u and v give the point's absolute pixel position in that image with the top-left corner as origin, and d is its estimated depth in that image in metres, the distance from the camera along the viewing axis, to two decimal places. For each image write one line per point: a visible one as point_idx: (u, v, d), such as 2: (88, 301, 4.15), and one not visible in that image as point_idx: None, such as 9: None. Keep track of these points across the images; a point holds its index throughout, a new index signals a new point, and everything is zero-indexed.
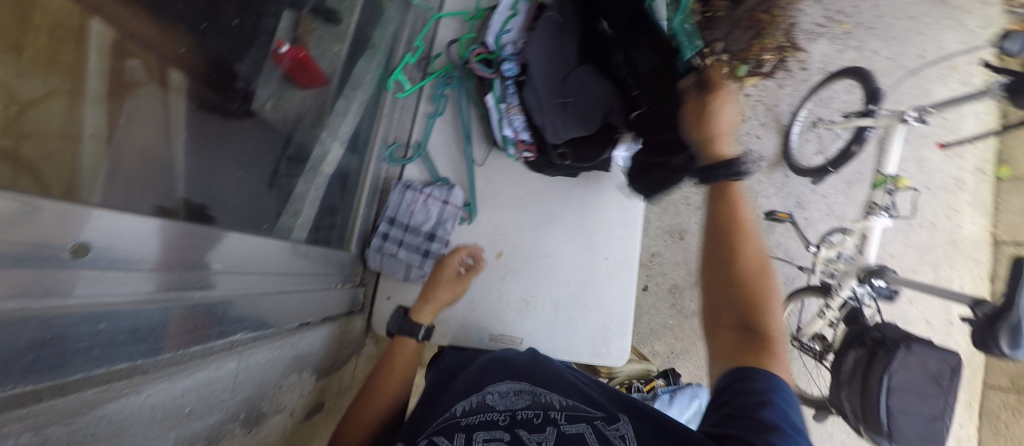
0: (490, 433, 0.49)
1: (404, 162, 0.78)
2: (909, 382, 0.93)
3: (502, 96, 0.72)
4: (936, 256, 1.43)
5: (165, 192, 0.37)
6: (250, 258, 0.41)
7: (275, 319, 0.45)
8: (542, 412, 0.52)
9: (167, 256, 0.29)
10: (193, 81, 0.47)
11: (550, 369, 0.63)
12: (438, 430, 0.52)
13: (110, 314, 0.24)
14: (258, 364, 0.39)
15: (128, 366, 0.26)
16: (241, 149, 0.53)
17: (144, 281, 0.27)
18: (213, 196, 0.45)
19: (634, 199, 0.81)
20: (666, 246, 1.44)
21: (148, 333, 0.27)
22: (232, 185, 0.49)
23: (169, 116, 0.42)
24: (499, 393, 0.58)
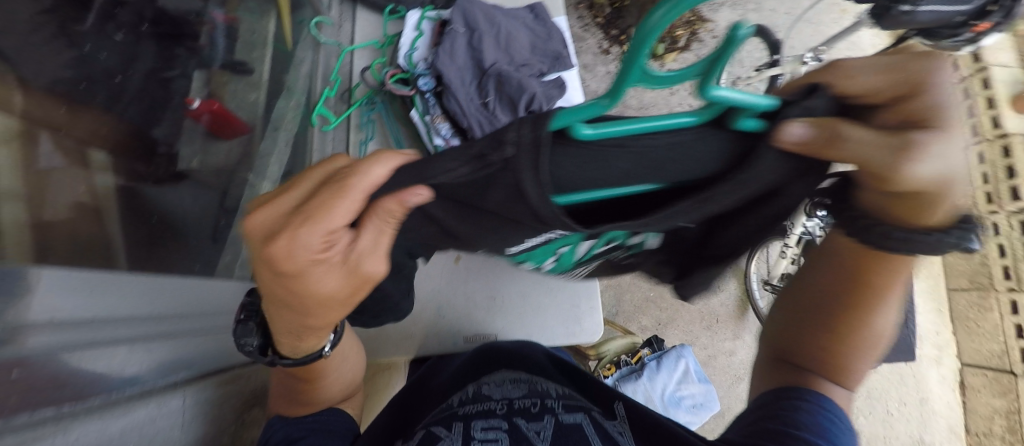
0: (489, 421, 0.48)
1: None
2: None
3: (426, 110, 0.75)
4: None
5: (102, 261, 0.38)
6: (193, 304, 0.42)
7: (222, 359, 0.46)
8: (540, 401, 0.53)
9: (89, 304, 0.30)
10: (117, 159, 0.46)
11: (533, 359, 0.65)
12: (433, 419, 0.51)
13: (29, 361, 0.25)
14: (206, 401, 0.40)
15: (56, 412, 0.26)
16: (175, 207, 0.54)
17: (68, 328, 0.28)
18: (151, 250, 0.47)
19: None
20: None
21: (74, 379, 0.28)
22: (164, 235, 0.50)
23: (94, 193, 0.42)
24: (494, 382, 0.58)
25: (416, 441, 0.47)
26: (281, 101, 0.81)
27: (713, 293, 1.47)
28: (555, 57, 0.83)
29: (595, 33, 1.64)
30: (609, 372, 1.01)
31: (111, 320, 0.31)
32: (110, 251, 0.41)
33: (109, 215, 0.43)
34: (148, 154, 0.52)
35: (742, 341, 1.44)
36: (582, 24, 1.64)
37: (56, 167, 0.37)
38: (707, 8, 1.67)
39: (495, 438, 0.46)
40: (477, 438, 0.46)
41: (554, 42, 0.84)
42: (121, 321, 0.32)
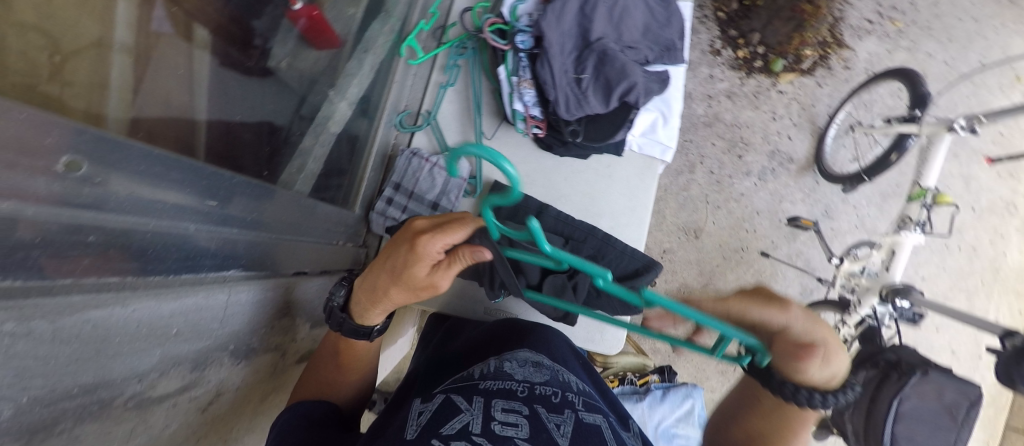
0: (509, 404, 0.48)
1: (413, 130, 0.77)
2: (921, 409, 0.88)
3: (515, 70, 0.70)
4: (972, 283, 1.33)
5: (187, 143, 0.38)
6: (257, 203, 0.43)
7: (273, 264, 0.47)
8: (561, 393, 0.52)
9: (157, 189, 0.30)
10: (215, 37, 0.47)
11: (557, 346, 0.64)
12: (455, 387, 0.52)
13: (98, 227, 0.26)
14: (249, 302, 0.41)
15: (118, 281, 0.28)
16: (257, 102, 0.54)
17: (135, 207, 0.28)
18: (232, 138, 0.47)
19: (646, 185, 0.80)
20: (678, 243, 1.41)
21: (137, 253, 0.29)
22: (246, 132, 0.51)
23: (193, 71, 0.43)
24: (517, 360, 0.57)
25: (435, 405, 0.48)
26: (376, 25, 0.75)
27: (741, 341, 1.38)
28: (666, 48, 0.75)
29: (711, 29, 1.47)
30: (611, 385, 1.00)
31: (178, 205, 0.32)
32: (195, 126, 0.41)
33: (200, 91, 0.43)
34: (241, 43, 0.52)
35: None
36: (700, 15, 1.47)
37: (162, 35, 0.39)
38: (851, 33, 1.44)
39: (515, 422, 0.45)
40: (498, 419, 0.45)
41: (671, 30, 0.75)
42: (188, 209, 0.33)
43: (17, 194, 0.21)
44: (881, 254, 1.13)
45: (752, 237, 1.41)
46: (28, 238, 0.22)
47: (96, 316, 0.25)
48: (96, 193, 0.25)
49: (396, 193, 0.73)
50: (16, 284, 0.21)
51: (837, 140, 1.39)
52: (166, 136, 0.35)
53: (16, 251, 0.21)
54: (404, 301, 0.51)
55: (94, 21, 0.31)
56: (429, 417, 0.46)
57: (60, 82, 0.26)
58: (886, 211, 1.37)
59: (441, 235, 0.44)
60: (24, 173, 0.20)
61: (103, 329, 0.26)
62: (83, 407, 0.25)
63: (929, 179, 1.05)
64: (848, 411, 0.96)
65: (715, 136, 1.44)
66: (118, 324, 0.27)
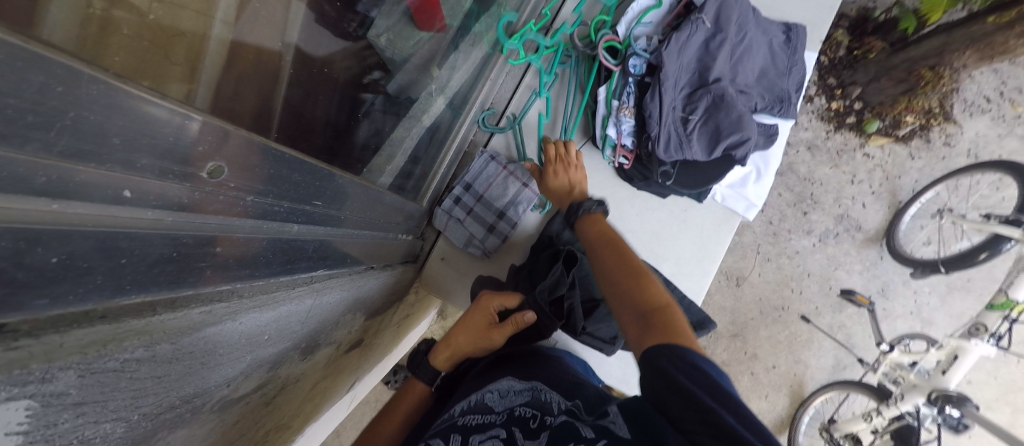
0: (486, 434, 0.43)
1: (494, 130, 0.74)
2: None
3: (619, 93, 0.65)
4: (1022, 401, 1.24)
5: (269, 94, 0.37)
6: (348, 201, 0.40)
7: (351, 259, 0.45)
8: (540, 415, 0.44)
9: (275, 191, 0.28)
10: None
11: (551, 368, 0.57)
12: (439, 429, 0.48)
13: (224, 236, 0.24)
14: (328, 303, 0.40)
15: (229, 288, 0.26)
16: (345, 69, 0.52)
17: (257, 212, 0.26)
18: (310, 106, 0.44)
19: (722, 237, 0.74)
20: (717, 287, 1.36)
21: (251, 261, 0.27)
22: (331, 104, 0.49)
23: (288, 18, 0.43)
24: (500, 390, 0.52)
25: None
26: (486, 16, 0.71)
27: (757, 400, 1.34)
28: (778, 99, 0.69)
29: (809, 73, 1.36)
30: None
31: (290, 206, 0.30)
32: (280, 76, 0.40)
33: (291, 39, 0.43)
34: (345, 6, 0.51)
35: None
36: None
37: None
38: (962, 108, 1.31)
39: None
40: None
41: (789, 81, 0.68)
42: (296, 210, 0.31)
43: (150, 203, 0.19)
44: (939, 355, 1.04)
45: (795, 298, 1.34)
46: (167, 252, 0.20)
47: (211, 332, 0.23)
48: (228, 202, 0.24)
49: (465, 194, 0.71)
50: (144, 301, 0.20)
51: (916, 219, 1.29)
52: (254, 85, 0.34)
53: (152, 266, 0.20)
54: (469, 347, 0.64)
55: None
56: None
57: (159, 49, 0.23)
58: (950, 307, 1.28)
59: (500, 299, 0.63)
60: (161, 177, 0.19)
61: (213, 343, 0.24)
62: (178, 416, 0.24)
63: (1018, 291, 0.97)
64: None
65: (784, 186, 1.35)
66: (226, 337, 0.25)
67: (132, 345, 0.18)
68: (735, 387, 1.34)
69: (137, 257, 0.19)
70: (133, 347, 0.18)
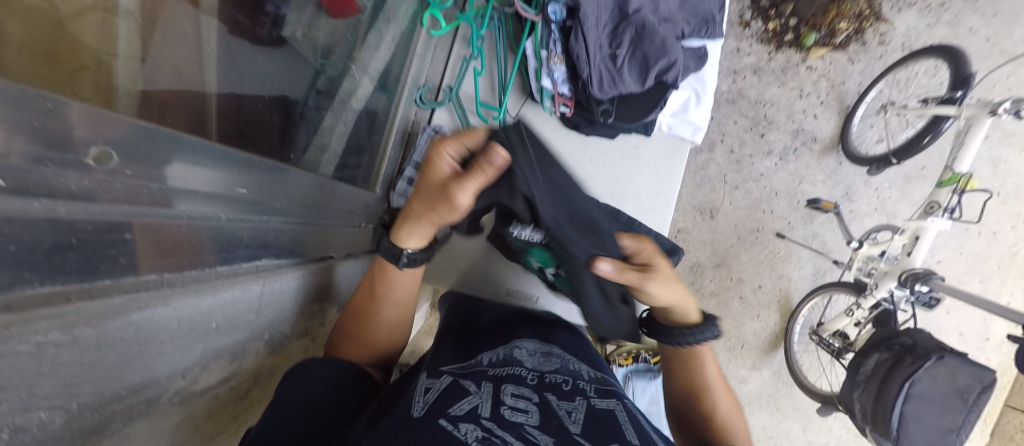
0: (519, 389, 0.44)
1: (433, 106, 0.73)
2: (933, 391, 0.90)
3: (545, 43, 0.65)
4: (988, 269, 1.32)
5: (198, 116, 0.35)
6: (282, 188, 0.40)
7: (301, 250, 0.45)
8: (571, 381, 0.48)
9: (186, 178, 0.27)
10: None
11: (567, 341, 0.61)
12: (460, 373, 0.47)
13: (133, 225, 0.24)
14: (283, 290, 0.40)
15: (156, 278, 0.26)
16: (273, 76, 0.49)
17: (167, 197, 0.26)
18: (243, 120, 0.43)
19: (675, 166, 0.76)
20: (693, 223, 1.40)
21: (174, 248, 0.27)
22: (263, 114, 0.47)
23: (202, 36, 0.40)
24: (525, 351, 0.54)
25: (441, 384, 0.43)
26: None
27: (749, 321, 1.40)
28: (704, 21, 0.69)
29: None
30: (624, 362, 1.00)
31: (210, 195, 0.30)
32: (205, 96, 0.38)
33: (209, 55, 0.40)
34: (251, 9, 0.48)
35: (757, 373, 1.41)
36: None
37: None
38: (891, 6, 1.33)
39: (526, 406, 0.40)
40: (506, 402, 0.41)
41: (710, 1, 0.68)
42: (219, 199, 0.31)
43: (35, 188, 0.18)
44: (903, 240, 1.10)
45: (768, 219, 1.39)
46: (63, 240, 0.20)
47: (140, 317, 0.24)
48: (129, 189, 0.23)
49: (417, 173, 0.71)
50: (53, 290, 0.20)
51: (865, 120, 1.34)
52: (181, 112, 0.32)
53: (51, 254, 0.20)
54: (424, 213, 0.45)
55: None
56: (436, 395, 0.40)
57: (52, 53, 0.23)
58: (911, 196, 1.34)
59: (460, 137, 0.42)
60: (42, 166, 0.18)
61: (147, 329, 0.24)
62: (131, 407, 0.25)
63: (961, 165, 1.02)
64: (860, 389, 1.00)
65: (737, 114, 1.38)
66: (161, 323, 0.25)
67: (41, 328, 0.18)
68: (727, 313, 1.40)
69: (28, 245, 0.18)
70: (42, 330, 0.18)
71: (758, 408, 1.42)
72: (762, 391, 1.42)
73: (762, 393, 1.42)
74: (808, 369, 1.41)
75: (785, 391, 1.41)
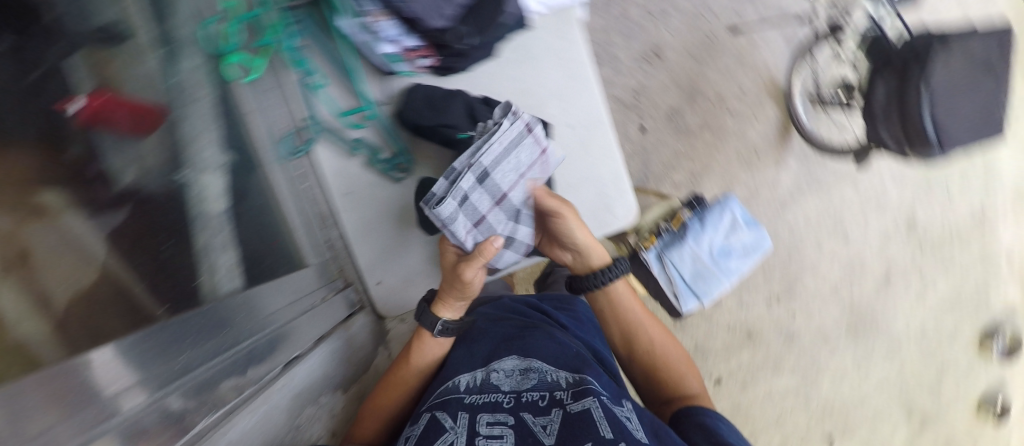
0: (495, 416, 0.53)
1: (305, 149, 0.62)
2: (952, 81, 0.82)
3: (356, 9, 0.51)
4: None
5: (117, 313, 0.38)
6: (173, 346, 0.38)
7: (247, 377, 0.43)
8: (548, 394, 0.56)
9: (106, 396, 0.28)
10: (68, 194, 0.44)
11: (552, 345, 0.66)
12: (439, 404, 0.57)
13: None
14: (247, 433, 0.38)
15: None
16: (139, 231, 0.49)
17: (90, 428, 0.26)
18: (143, 279, 0.45)
19: (575, 39, 0.66)
20: (646, 76, 1.30)
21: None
22: (140, 271, 0.46)
23: (70, 240, 0.41)
24: (505, 370, 0.62)
25: (422, 428, 0.53)
26: (184, 62, 0.59)
27: (751, 127, 1.34)
28: None
29: None
30: (650, 244, 0.96)
31: (128, 396, 0.30)
32: (103, 282, 0.40)
33: (92, 245, 0.42)
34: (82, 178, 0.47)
35: (786, 168, 1.37)
36: None
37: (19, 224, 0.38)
38: None
39: (501, 434, 0.50)
40: (483, 434, 0.50)
41: None
42: (125, 395, 0.30)
43: None
44: None
45: (714, 22, 1.29)
46: None
47: None
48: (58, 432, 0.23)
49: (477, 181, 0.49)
50: None
51: None
52: (97, 320, 0.35)
53: None
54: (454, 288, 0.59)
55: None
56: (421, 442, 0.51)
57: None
58: None
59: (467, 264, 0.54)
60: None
61: None
62: None
63: None
64: (882, 120, 0.92)
65: None
66: None
67: None
68: (726, 134, 1.34)
69: None
70: None
71: (803, 197, 1.39)
72: (799, 181, 1.38)
73: (799, 181, 1.38)
74: (828, 132, 1.33)
75: (819, 168, 1.37)
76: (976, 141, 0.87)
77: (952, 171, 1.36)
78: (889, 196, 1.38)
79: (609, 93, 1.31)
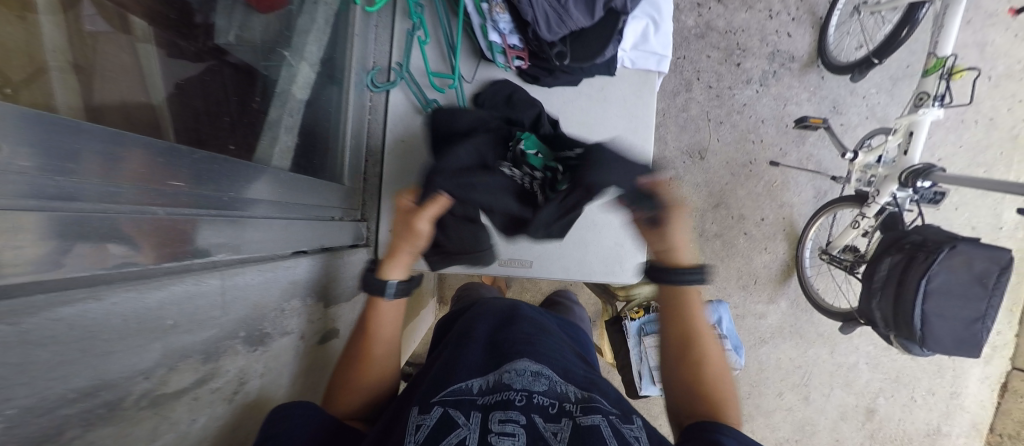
0: (506, 414, 0.43)
1: (387, 87, 0.69)
2: (951, 284, 0.87)
3: None
4: (990, 157, 1.38)
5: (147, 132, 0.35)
6: (228, 183, 0.39)
7: (263, 248, 0.44)
8: (558, 403, 0.46)
9: (184, 245, 0.31)
10: (159, 28, 0.43)
11: (558, 355, 0.55)
12: (451, 396, 0.45)
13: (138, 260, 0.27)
14: (248, 285, 0.39)
15: (129, 319, 0.26)
16: (189, 84, 0.45)
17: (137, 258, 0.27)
18: (152, 108, 0.38)
19: (650, 95, 0.73)
20: (684, 168, 1.37)
21: (198, 297, 0.32)
22: (139, 88, 0.38)
23: (141, 62, 0.39)
24: (516, 369, 0.50)
25: (431, 422, 0.42)
26: None
27: (758, 256, 1.39)
28: None
29: None
30: (636, 315, 1.00)
31: (166, 246, 0.30)
32: (154, 108, 0.38)
33: (154, 81, 0.40)
34: (183, 27, 0.46)
35: (775, 306, 1.39)
36: None
37: (102, 33, 0.35)
38: None
39: (512, 433, 0.40)
40: (494, 432, 0.41)
41: None
42: (173, 248, 0.30)
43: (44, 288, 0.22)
44: (898, 139, 1.05)
45: (759, 144, 1.37)
46: (56, 334, 0.22)
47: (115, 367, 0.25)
48: (128, 238, 0.27)
49: None
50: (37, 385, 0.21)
51: (840, 27, 1.32)
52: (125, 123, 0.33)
53: (45, 354, 0.21)
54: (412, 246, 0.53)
55: (127, 51, 0.38)
56: (426, 436, 0.40)
57: (123, 91, 0.35)
58: (896, 92, 1.33)
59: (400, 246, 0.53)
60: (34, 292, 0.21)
61: (107, 363, 0.25)
62: (88, 412, 0.24)
63: (946, 48, 0.96)
64: (878, 297, 0.98)
65: (708, 46, 1.35)
66: (128, 366, 0.26)
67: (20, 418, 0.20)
68: (734, 251, 1.38)
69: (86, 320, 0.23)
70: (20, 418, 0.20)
71: (783, 341, 1.39)
72: (784, 323, 1.39)
73: (784, 323, 1.39)
74: (824, 292, 1.39)
75: (806, 319, 1.39)
76: (954, 353, 0.91)
77: (924, 376, 1.39)
78: (859, 374, 1.39)
79: None
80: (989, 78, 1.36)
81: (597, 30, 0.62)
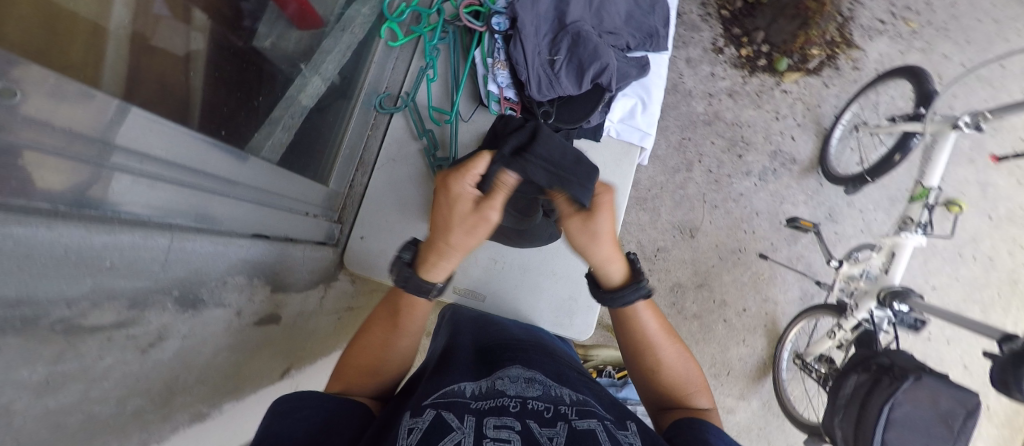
0: (501, 420, 0.41)
1: (392, 111, 0.77)
2: (914, 417, 0.83)
3: (490, 52, 0.70)
4: (987, 295, 1.35)
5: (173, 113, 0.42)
6: (208, 160, 0.46)
7: (223, 223, 0.50)
8: (553, 405, 0.45)
9: (144, 196, 0.37)
10: (211, 23, 0.50)
11: (550, 363, 0.56)
12: (440, 400, 0.44)
13: (99, 205, 0.33)
14: (196, 251, 0.44)
15: (71, 249, 0.31)
16: (222, 78, 0.52)
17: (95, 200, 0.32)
18: (185, 95, 0.45)
19: (630, 167, 0.77)
20: (673, 242, 1.39)
21: (142, 249, 0.37)
22: (184, 79, 0.45)
23: (189, 55, 0.46)
24: (508, 377, 0.50)
25: (422, 423, 0.40)
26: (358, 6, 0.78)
27: (735, 346, 1.35)
28: (648, 35, 0.74)
29: (715, 27, 1.45)
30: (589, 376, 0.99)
31: (128, 198, 0.36)
32: (190, 97, 0.45)
33: (195, 71, 0.47)
34: (231, 25, 0.54)
35: (746, 403, 1.34)
36: (704, 12, 1.45)
37: (162, 18, 0.42)
38: (861, 34, 1.43)
39: (508, 437, 0.39)
40: (489, 437, 0.39)
41: (655, 18, 0.74)
42: (130, 199, 0.36)
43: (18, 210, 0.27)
44: (880, 258, 1.06)
45: (751, 235, 1.38)
46: (10, 251, 0.26)
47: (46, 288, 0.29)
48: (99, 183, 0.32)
49: None
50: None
51: (841, 141, 1.38)
52: (159, 101, 0.40)
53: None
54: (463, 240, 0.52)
55: (181, 37, 0.45)
56: (418, 438, 0.38)
57: (165, 74, 0.41)
58: (892, 213, 1.35)
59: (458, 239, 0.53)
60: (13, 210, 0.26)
61: (41, 282, 0.29)
62: (10, 320, 0.27)
63: (932, 179, 0.99)
64: (841, 414, 0.94)
65: (714, 133, 1.42)
66: (59, 291, 0.30)
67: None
68: (712, 337, 1.35)
69: (37, 243, 0.28)
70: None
71: (749, 443, 1.33)
72: (752, 423, 1.33)
73: (752, 423, 1.33)
74: (797, 399, 1.34)
75: (777, 424, 1.33)
76: None
77: None
78: None
79: (635, 237, 1.39)
80: (990, 218, 1.37)
81: (584, 99, 0.69)
